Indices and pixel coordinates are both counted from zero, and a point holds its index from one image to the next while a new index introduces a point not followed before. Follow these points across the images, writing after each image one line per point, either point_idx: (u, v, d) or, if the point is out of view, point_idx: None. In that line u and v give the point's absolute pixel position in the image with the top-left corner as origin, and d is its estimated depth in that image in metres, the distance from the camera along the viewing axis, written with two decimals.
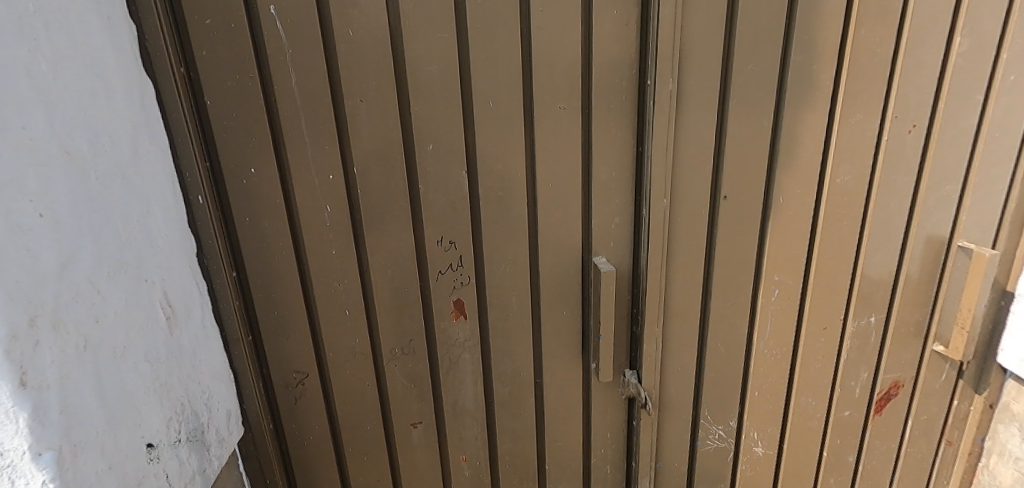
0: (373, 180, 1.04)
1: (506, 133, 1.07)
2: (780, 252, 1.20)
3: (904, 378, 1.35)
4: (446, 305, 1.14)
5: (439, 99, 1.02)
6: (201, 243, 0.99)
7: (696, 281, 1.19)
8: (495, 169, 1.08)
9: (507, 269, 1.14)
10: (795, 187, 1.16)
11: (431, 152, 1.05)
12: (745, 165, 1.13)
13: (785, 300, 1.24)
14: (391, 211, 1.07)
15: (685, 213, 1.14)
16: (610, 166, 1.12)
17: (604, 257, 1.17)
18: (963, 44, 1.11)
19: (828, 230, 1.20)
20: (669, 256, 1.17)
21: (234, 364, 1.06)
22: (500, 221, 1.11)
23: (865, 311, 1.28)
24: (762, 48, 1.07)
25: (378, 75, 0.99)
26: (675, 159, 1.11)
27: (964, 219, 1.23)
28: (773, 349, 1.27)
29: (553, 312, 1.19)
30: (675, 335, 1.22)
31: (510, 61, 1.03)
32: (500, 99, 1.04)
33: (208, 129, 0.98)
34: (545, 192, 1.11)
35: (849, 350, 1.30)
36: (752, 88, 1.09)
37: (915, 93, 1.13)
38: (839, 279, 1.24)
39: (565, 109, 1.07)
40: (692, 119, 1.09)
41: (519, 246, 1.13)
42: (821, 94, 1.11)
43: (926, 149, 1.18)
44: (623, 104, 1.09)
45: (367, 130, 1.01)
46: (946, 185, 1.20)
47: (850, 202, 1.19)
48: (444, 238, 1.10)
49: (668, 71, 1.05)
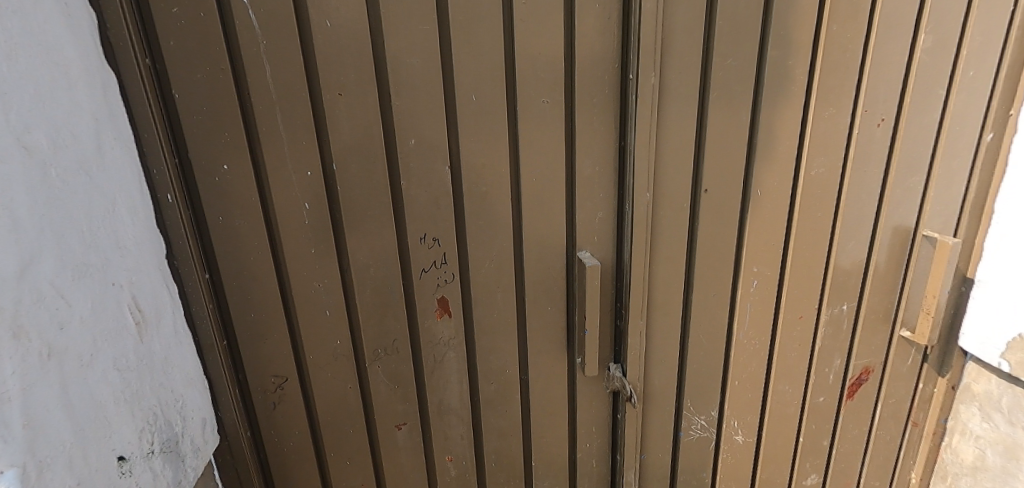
0: (353, 175, 1.01)
1: (490, 128, 1.05)
2: (759, 243, 1.22)
3: (874, 363, 1.40)
4: (431, 303, 1.12)
5: (422, 92, 1.00)
6: (171, 243, 0.93)
7: (678, 274, 1.21)
8: (479, 164, 1.06)
9: (491, 265, 1.13)
10: (773, 179, 1.18)
11: (413, 147, 1.02)
12: (725, 159, 1.15)
13: (764, 291, 1.27)
14: (373, 208, 1.04)
15: (667, 207, 1.15)
16: (593, 160, 1.11)
17: (589, 252, 1.17)
18: (928, 41, 1.15)
19: (803, 221, 1.23)
20: (652, 249, 1.17)
21: (208, 370, 1.01)
22: (484, 217, 1.09)
23: (838, 300, 1.32)
24: (741, 43, 1.08)
25: (357, 68, 0.96)
26: (657, 153, 1.11)
27: (928, 209, 1.28)
28: (752, 339, 1.30)
29: (538, 308, 1.18)
30: (658, 328, 1.23)
31: (493, 55, 1.01)
32: (483, 94, 1.03)
33: (177, 123, 0.92)
34: (528, 187, 1.10)
35: (823, 338, 1.34)
36: (731, 83, 1.10)
37: (883, 88, 1.17)
38: (814, 268, 1.28)
39: (548, 103, 1.06)
40: (674, 113, 1.10)
41: (504, 242, 1.12)
42: (796, 88, 1.13)
43: (894, 142, 1.22)
44: (606, 98, 1.08)
45: (346, 124, 0.98)
46: (912, 177, 1.25)
47: (825, 194, 1.22)
48: (427, 235, 1.08)
49: (651, 65, 1.05)
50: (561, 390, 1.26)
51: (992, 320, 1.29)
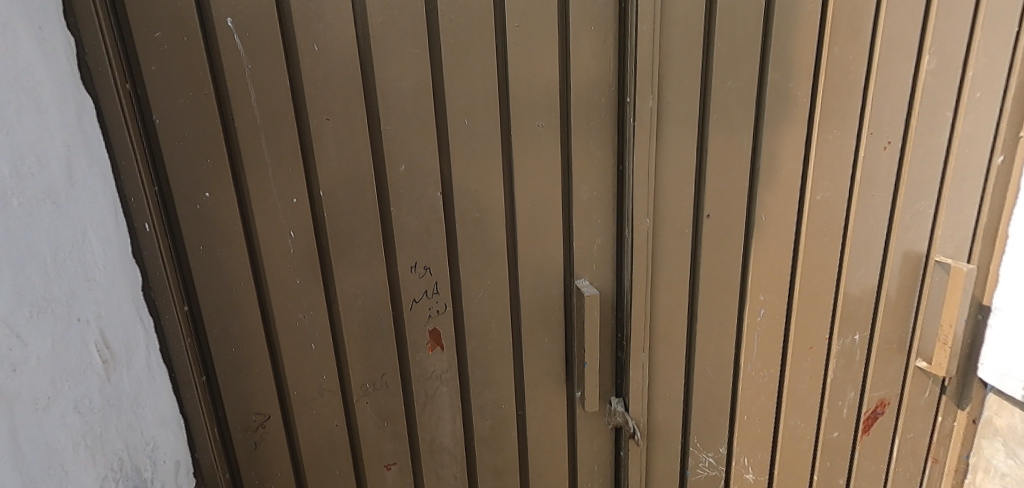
0: (340, 203, 0.97)
1: (483, 153, 1.02)
2: (765, 270, 1.17)
3: (889, 396, 1.33)
4: (422, 335, 1.07)
5: (412, 117, 0.97)
6: (147, 275, 0.88)
7: (682, 303, 1.15)
8: (472, 189, 1.03)
9: (485, 295, 1.08)
10: (777, 204, 1.14)
11: (404, 174, 0.98)
12: (727, 184, 1.11)
13: (771, 320, 1.21)
14: (362, 236, 0.99)
15: (668, 233, 1.11)
16: (590, 186, 1.08)
17: (587, 280, 1.12)
18: (932, 62, 1.12)
19: (810, 248, 1.18)
20: (653, 277, 1.12)
21: (184, 410, 0.95)
22: (478, 245, 1.05)
23: (850, 330, 1.26)
24: (740, 66, 1.05)
25: (346, 92, 0.93)
26: (657, 178, 1.07)
27: (940, 234, 1.23)
28: (761, 371, 1.23)
29: (535, 340, 1.13)
30: (662, 360, 1.17)
31: (485, 78, 0.98)
32: (476, 118, 1.00)
33: (157, 149, 0.88)
34: (524, 214, 1.06)
35: (835, 369, 1.27)
36: (731, 105, 1.07)
37: (888, 110, 1.13)
38: (823, 297, 1.22)
39: (543, 126, 1.03)
40: (673, 137, 1.06)
41: (498, 271, 1.08)
42: (798, 110, 1.10)
43: (901, 166, 1.18)
44: (602, 122, 1.06)
45: (334, 150, 0.94)
46: (922, 201, 1.21)
47: (831, 219, 1.18)
48: (419, 264, 1.03)
49: (648, 88, 1.02)
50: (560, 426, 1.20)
51: (1012, 350, 1.24)
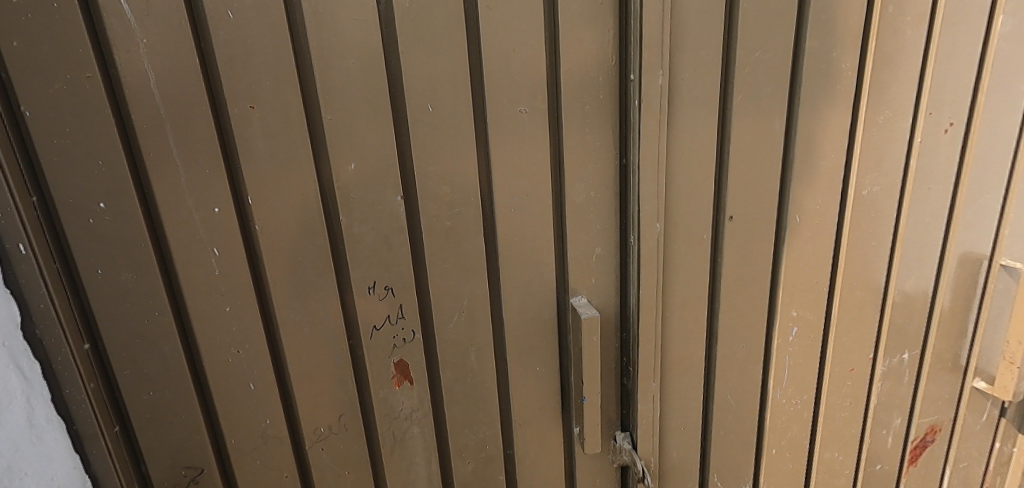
0: (276, 214, 0.78)
1: (454, 148, 0.83)
2: (799, 282, 0.98)
3: (941, 421, 1.15)
4: (386, 369, 0.89)
5: (362, 104, 0.77)
6: (29, 312, 0.68)
7: (699, 322, 0.96)
8: (441, 192, 0.84)
9: (462, 318, 0.90)
10: (814, 202, 0.95)
11: (354, 175, 0.79)
12: (754, 179, 0.91)
13: (806, 340, 1.02)
14: (305, 253, 0.81)
15: (682, 240, 0.91)
16: (587, 184, 0.89)
17: (585, 298, 0.95)
18: (1005, 24, 0.92)
19: (852, 253, 0.99)
20: (665, 294, 0.93)
21: (93, 472, 0.77)
22: (451, 259, 0.87)
23: (897, 349, 1.07)
24: (771, 32, 0.86)
25: (274, 73, 0.73)
26: (668, 175, 0.88)
27: (1006, 233, 1.05)
28: (792, 399, 1.05)
29: (524, 368, 0.96)
30: (676, 390, 0.99)
31: (453, 53, 0.79)
32: (443, 103, 0.80)
33: (32, 148, 0.68)
34: (506, 221, 0.88)
35: (879, 394, 1.09)
36: (760, 82, 0.87)
37: (950, 84, 0.94)
38: (868, 310, 1.03)
39: (526, 112, 0.84)
40: (689, 122, 0.87)
41: (476, 290, 0.90)
42: (842, 87, 0.90)
43: (965, 153, 0.98)
44: (601, 106, 0.87)
45: (263, 146, 0.75)
46: (987, 195, 1.02)
47: (879, 219, 0.98)
48: (378, 284, 0.85)
49: (656, 62, 0.82)
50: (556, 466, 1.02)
51: None
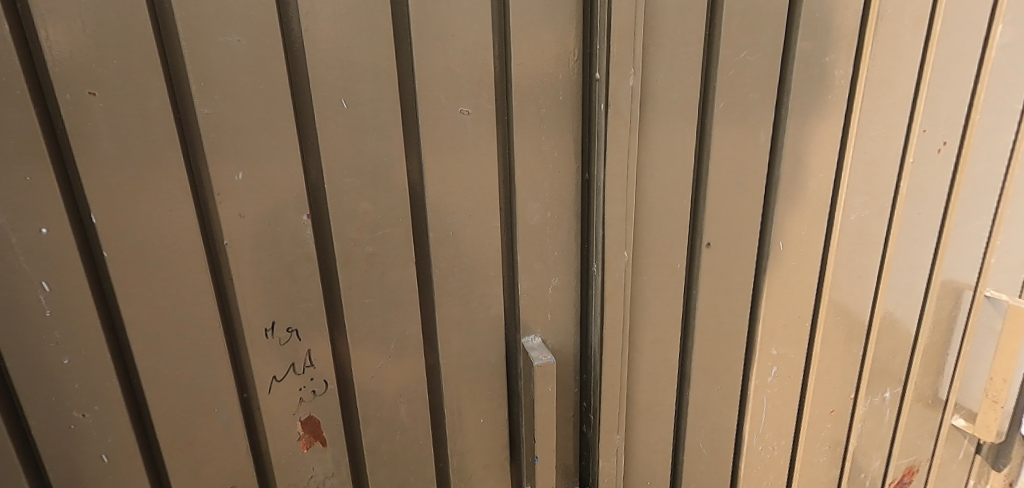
0: (135, 237, 0.58)
1: (377, 156, 0.66)
2: (780, 317, 0.86)
3: (919, 462, 1.08)
4: (291, 429, 0.71)
5: (252, 96, 0.59)
6: None
7: (671, 364, 0.83)
8: (360, 210, 0.67)
9: (388, 364, 0.74)
10: (800, 228, 0.83)
11: (244, 187, 0.61)
12: (736, 201, 0.78)
13: (786, 380, 0.90)
14: (177, 289, 0.61)
15: (654, 270, 0.77)
16: (542, 203, 0.74)
17: (540, 338, 0.80)
18: (1004, 34, 0.84)
19: (837, 283, 0.88)
20: (632, 333, 0.79)
21: None
22: (375, 294, 0.70)
23: (878, 387, 0.98)
24: (761, 29, 0.73)
25: (126, 50, 0.54)
26: (638, 194, 0.73)
27: (992, 262, 0.98)
28: (769, 445, 0.93)
29: (466, 419, 0.80)
30: (642, 441, 0.85)
31: (377, 36, 0.62)
32: (362, 99, 0.63)
33: None
34: (444, 247, 0.72)
35: (859, 435, 0.99)
36: (746, 88, 0.74)
37: (944, 98, 0.85)
38: (851, 345, 0.93)
39: (469, 114, 0.68)
40: (664, 132, 0.73)
41: (407, 330, 0.73)
42: (834, 97, 0.79)
43: (956, 174, 0.90)
44: (562, 111, 0.72)
45: (112, 147, 0.56)
46: (976, 221, 0.94)
47: (866, 245, 0.88)
48: (278, 326, 0.67)
49: (628, 59, 0.68)
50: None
51: None
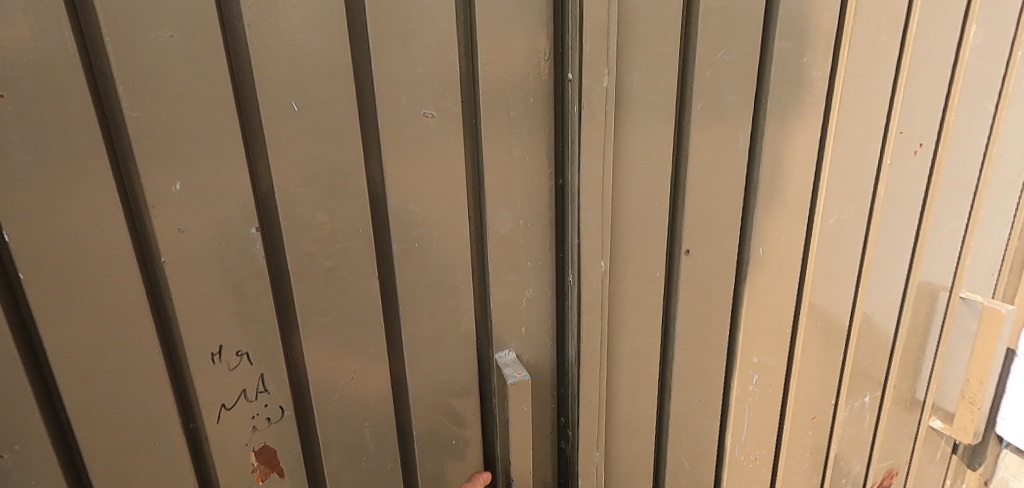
0: (56, 255, 0.52)
1: (333, 163, 0.60)
2: (761, 324, 0.84)
3: (898, 465, 1.07)
4: (244, 461, 0.65)
5: (190, 98, 0.53)
6: None
7: (651, 376, 0.79)
8: (316, 221, 0.61)
9: (350, 387, 0.68)
10: (779, 232, 0.80)
11: (183, 198, 0.55)
12: (715, 205, 0.75)
13: (767, 388, 0.88)
14: (106, 313, 0.55)
15: (632, 279, 0.74)
16: (514, 211, 0.70)
17: (514, 353, 0.76)
18: (978, 35, 0.83)
19: (817, 288, 0.86)
20: (611, 345, 0.75)
21: None
22: (334, 312, 0.65)
23: (858, 392, 0.97)
24: (738, 27, 0.70)
25: (39, 46, 0.48)
26: (615, 200, 0.70)
27: (967, 263, 0.98)
28: (752, 455, 0.91)
29: (436, 441, 0.76)
30: (622, 458, 0.81)
31: (330, 33, 0.57)
32: (314, 101, 0.58)
33: None
34: (409, 260, 0.67)
35: (840, 441, 0.98)
36: (723, 88, 0.71)
37: (920, 99, 0.83)
38: (831, 350, 0.91)
39: (433, 117, 0.64)
40: (641, 134, 0.69)
41: (370, 349, 0.68)
42: (813, 97, 0.77)
43: (932, 176, 0.89)
44: (533, 113, 0.68)
45: (26, 155, 0.49)
46: (952, 222, 0.94)
47: (845, 249, 0.86)
48: (226, 349, 0.61)
49: (602, 58, 0.64)
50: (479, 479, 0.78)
51: None
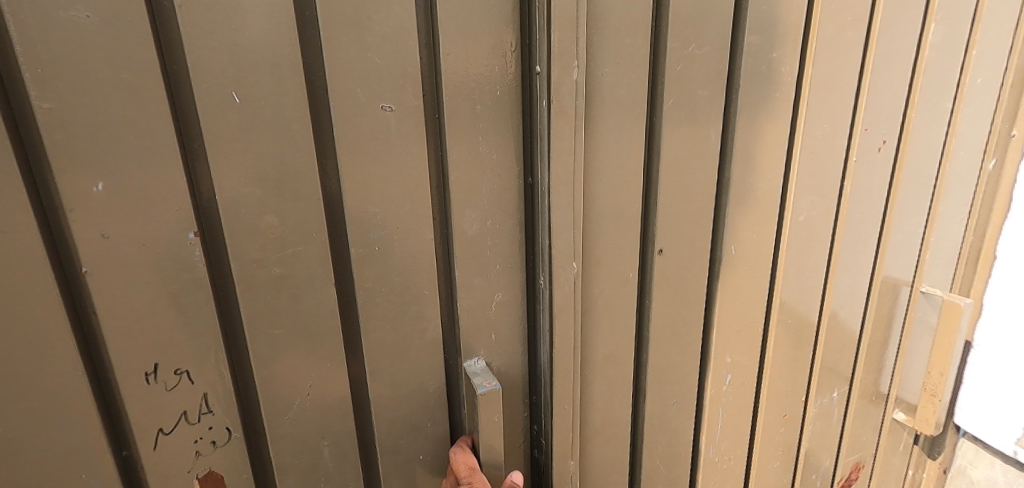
0: None
1: (281, 160, 0.55)
2: (734, 324, 0.82)
3: (864, 458, 1.09)
4: None
5: (112, 88, 0.47)
6: None
7: (625, 381, 0.77)
8: (263, 225, 0.56)
9: (306, 404, 0.63)
10: (751, 231, 0.79)
11: (107, 200, 0.49)
12: (688, 204, 0.73)
13: (740, 389, 0.87)
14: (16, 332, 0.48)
15: (605, 281, 0.71)
16: (481, 211, 0.66)
17: (483, 361, 0.72)
18: (937, 33, 0.84)
19: (787, 286, 0.85)
20: (585, 351, 0.72)
21: None
22: (286, 323, 0.59)
23: (827, 388, 0.97)
24: (708, 20, 0.68)
25: None
26: (586, 199, 0.67)
27: (927, 258, 0.99)
28: (726, 456, 0.90)
29: (401, 457, 0.71)
30: (598, 466, 0.78)
31: (275, 18, 0.52)
32: (258, 93, 0.53)
33: None
34: (368, 266, 0.62)
35: (810, 437, 0.98)
36: (694, 83, 0.69)
37: (884, 96, 0.84)
38: (801, 348, 0.91)
39: (392, 111, 0.59)
40: (612, 131, 0.66)
41: (327, 363, 0.63)
42: (782, 93, 0.76)
43: (895, 173, 0.89)
44: (499, 108, 0.64)
45: None
46: (913, 218, 0.95)
47: (814, 246, 0.86)
48: (162, 368, 0.55)
49: (571, 49, 0.61)
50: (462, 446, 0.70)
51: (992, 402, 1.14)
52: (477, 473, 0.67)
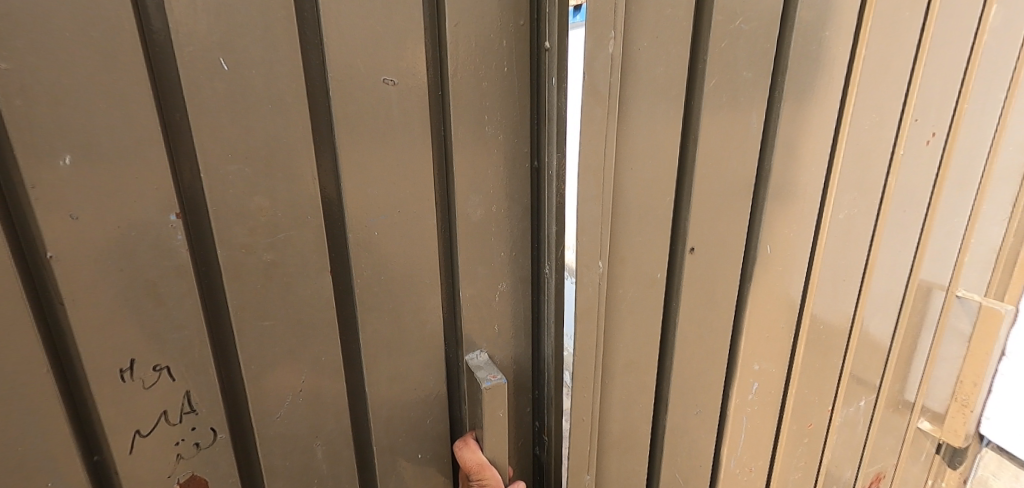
0: None
1: (273, 134, 0.48)
2: (762, 328, 0.76)
3: (885, 468, 1.04)
4: None
5: (79, 45, 0.41)
6: None
7: (646, 388, 0.71)
8: (253, 207, 0.49)
9: (299, 403, 0.57)
10: (789, 229, 0.73)
11: (77, 174, 0.43)
12: (723, 197, 0.67)
13: (766, 397, 0.81)
14: None
15: (631, 280, 0.65)
16: (485, 197, 0.60)
17: (485, 354, 0.66)
18: (998, 17, 0.77)
19: (821, 288, 0.79)
20: (606, 355, 0.66)
21: None
22: (277, 316, 0.53)
23: (854, 397, 0.91)
24: None
25: None
26: (615, 190, 0.60)
27: (965, 262, 0.93)
28: (746, 467, 0.84)
29: (401, 459, 0.65)
30: (613, 477, 0.73)
31: None
32: (246, 55, 0.46)
33: None
34: (364, 253, 0.55)
35: (833, 448, 0.93)
36: (738, 61, 0.62)
37: (937, 85, 0.77)
38: (831, 354, 0.85)
39: (394, 85, 0.52)
40: (645, 113, 0.59)
41: (322, 359, 0.57)
42: (831, 78, 0.68)
43: (941, 170, 0.83)
44: (511, 82, 0.58)
45: None
46: (955, 219, 0.89)
47: (852, 246, 0.79)
48: (139, 365, 0.49)
49: (608, 19, 0.53)
50: (464, 441, 0.64)
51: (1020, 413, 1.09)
52: (488, 468, 0.62)
